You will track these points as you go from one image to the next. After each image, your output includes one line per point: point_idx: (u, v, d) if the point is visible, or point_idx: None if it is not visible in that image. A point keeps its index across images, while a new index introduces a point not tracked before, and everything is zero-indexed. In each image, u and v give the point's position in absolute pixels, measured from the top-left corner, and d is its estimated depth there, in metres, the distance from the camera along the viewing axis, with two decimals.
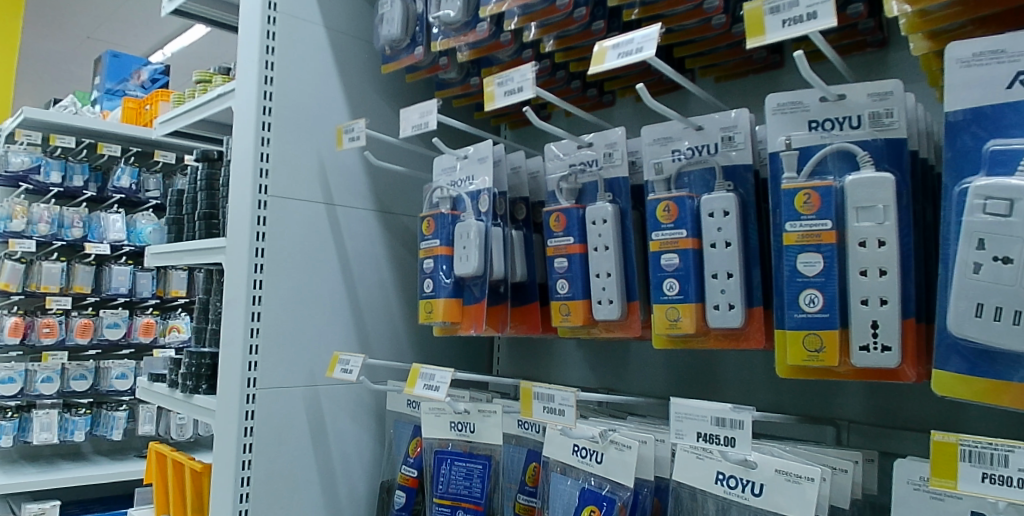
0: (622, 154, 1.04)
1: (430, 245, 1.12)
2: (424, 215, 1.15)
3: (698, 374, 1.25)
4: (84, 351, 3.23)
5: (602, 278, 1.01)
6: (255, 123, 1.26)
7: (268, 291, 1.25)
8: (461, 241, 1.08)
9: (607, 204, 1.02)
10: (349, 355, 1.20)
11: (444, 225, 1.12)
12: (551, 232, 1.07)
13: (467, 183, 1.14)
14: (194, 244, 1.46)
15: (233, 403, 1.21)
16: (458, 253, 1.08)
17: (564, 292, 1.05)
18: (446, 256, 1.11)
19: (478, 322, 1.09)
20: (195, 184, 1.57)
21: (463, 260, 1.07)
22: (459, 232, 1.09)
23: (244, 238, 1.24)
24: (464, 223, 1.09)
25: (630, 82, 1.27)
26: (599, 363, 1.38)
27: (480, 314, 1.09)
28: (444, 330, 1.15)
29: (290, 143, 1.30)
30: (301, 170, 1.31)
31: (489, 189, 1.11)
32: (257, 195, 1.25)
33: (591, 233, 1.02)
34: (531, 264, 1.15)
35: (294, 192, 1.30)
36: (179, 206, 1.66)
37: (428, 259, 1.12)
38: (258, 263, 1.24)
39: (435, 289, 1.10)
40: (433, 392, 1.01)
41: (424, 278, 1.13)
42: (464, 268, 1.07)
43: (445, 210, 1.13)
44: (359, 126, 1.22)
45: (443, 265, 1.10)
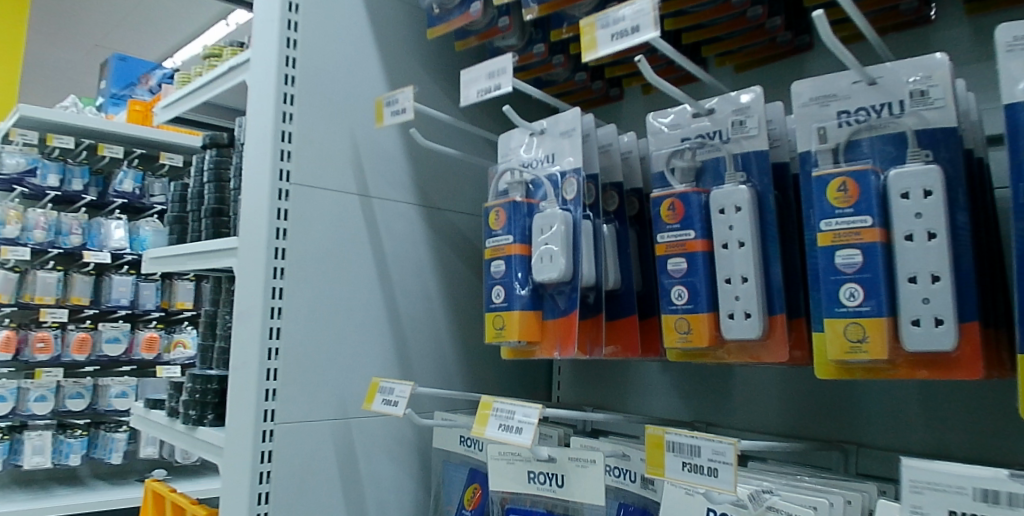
0: (759, 121, 0.79)
1: (499, 243, 0.87)
2: (490, 204, 0.90)
3: (827, 406, 0.99)
4: (81, 367, 2.99)
5: (735, 285, 0.76)
6: (275, 95, 1.03)
7: (290, 301, 1.01)
8: (541, 236, 0.84)
9: (741, 186, 0.77)
10: (390, 383, 0.95)
11: (516, 215, 0.87)
12: (661, 224, 0.82)
13: (548, 161, 0.90)
14: (200, 246, 1.21)
15: (246, 441, 0.97)
16: (538, 252, 0.84)
17: (682, 303, 0.80)
18: (521, 256, 0.86)
19: (565, 343, 0.84)
20: (202, 176, 1.32)
21: (546, 262, 0.83)
22: (539, 225, 0.85)
23: (260, 235, 1.00)
24: (545, 214, 0.85)
25: (733, 45, 1.03)
26: (691, 391, 1.12)
27: (567, 333, 0.84)
28: (514, 352, 0.90)
29: (318, 120, 1.06)
30: (331, 154, 1.07)
31: (577, 169, 0.86)
32: (277, 182, 1.01)
33: (720, 225, 0.77)
34: (627, 267, 0.90)
35: (322, 180, 1.06)
36: (183, 203, 1.42)
37: (496, 261, 0.88)
38: (278, 267, 1.00)
39: (508, 299, 0.85)
40: (512, 435, 0.75)
41: (490, 285, 0.88)
42: (547, 273, 0.83)
43: (519, 198, 0.88)
44: (406, 95, 0.98)
45: (517, 268, 0.86)
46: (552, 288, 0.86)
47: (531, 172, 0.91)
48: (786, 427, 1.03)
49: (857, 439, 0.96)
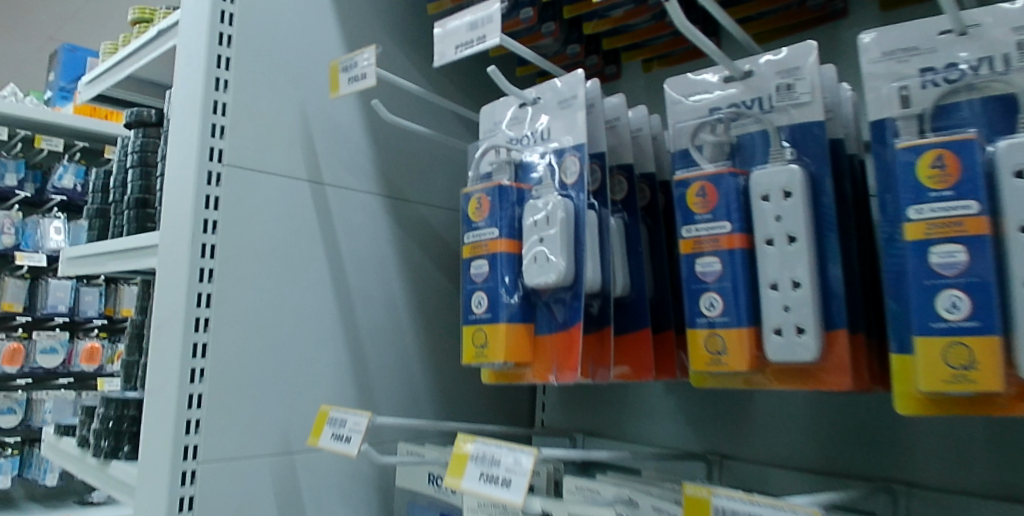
0: (813, 85, 0.62)
1: (481, 238, 0.70)
2: (468, 189, 0.72)
3: (868, 432, 0.80)
4: (14, 381, 2.72)
5: (782, 292, 0.61)
6: (205, 57, 0.83)
7: (220, 310, 0.81)
8: (536, 231, 0.67)
9: (792, 166, 0.61)
10: (341, 413, 0.76)
11: (504, 203, 0.69)
12: (687, 215, 0.65)
13: (542, 137, 0.72)
14: (119, 243, 1.01)
15: (160, 486, 0.77)
16: (532, 250, 0.67)
17: (714, 315, 0.63)
18: (509, 255, 0.69)
19: (563, 365, 0.67)
20: (125, 161, 1.12)
21: (542, 263, 0.66)
22: (533, 216, 0.68)
23: (184, 228, 0.81)
24: (540, 202, 0.68)
25: (751, 10, 0.85)
26: (697, 417, 0.93)
27: (566, 352, 0.67)
28: (497, 375, 0.72)
29: (259, 89, 0.87)
30: (276, 131, 0.88)
31: (581, 146, 0.68)
32: (205, 163, 0.82)
33: (763, 216, 0.62)
34: (638, 268, 0.73)
35: (265, 163, 0.87)
36: (106, 194, 1.21)
37: (476, 260, 0.70)
38: (205, 268, 0.80)
39: (492, 309, 0.68)
40: (497, 492, 0.57)
41: (469, 291, 0.70)
42: (544, 276, 0.65)
43: (507, 182, 0.71)
44: (366, 57, 0.79)
45: (503, 269, 0.68)
46: (547, 295, 0.69)
47: (520, 151, 0.73)
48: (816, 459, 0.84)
49: (908, 476, 0.77)
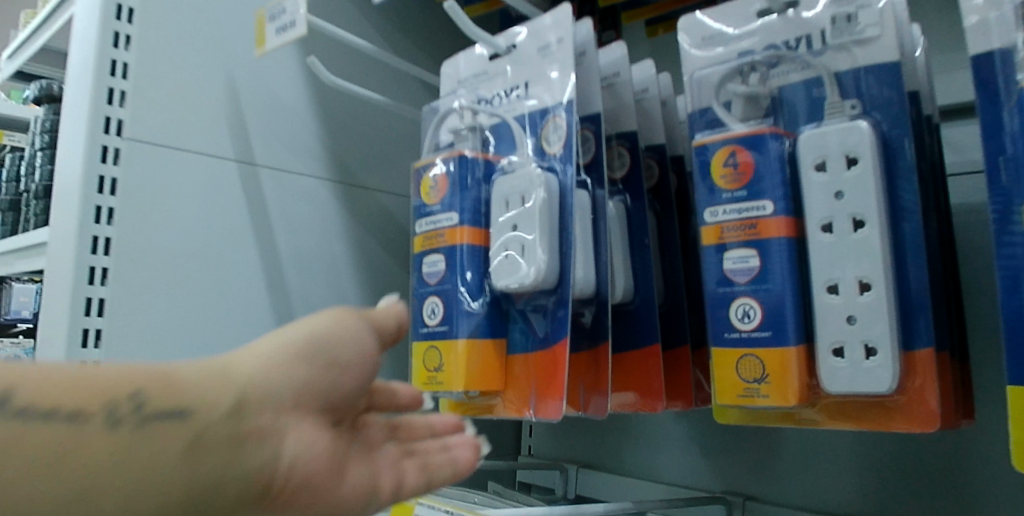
0: (884, 15, 0.46)
1: (437, 225, 0.53)
2: (421, 161, 0.55)
3: (919, 483, 0.62)
4: None
5: (846, 297, 0.44)
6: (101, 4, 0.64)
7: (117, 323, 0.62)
8: (508, 216, 0.50)
9: (860, 124, 0.45)
10: None
11: (466, 179, 0.53)
12: (710, 191, 0.48)
13: (519, 94, 0.55)
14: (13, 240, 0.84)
15: None
16: (503, 241, 0.50)
17: (750, 329, 0.46)
18: (474, 248, 0.52)
19: (543, 394, 0.50)
20: (33, 143, 0.95)
21: (517, 259, 0.49)
22: (505, 196, 0.51)
23: (68, 219, 0.61)
24: (515, 177, 0.51)
25: None
26: (713, 447, 0.76)
27: (547, 377, 0.50)
28: (460, 406, 0.56)
29: (173, 46, 0.68)
30: (195, 100, 0.69)
31: (568, 104, 0.52)
32: (99, 138, 0.62)
33: (818, 192, 0.45)
34: (645, 266, 0.56)
35: (180, 140, 0.68)
36: (17, 183, 1.03)
37: (431, 256, 0.53)
38: (98, 268, 0.61)
39: (450, 320, 0.51)
40: None
41: (421, 295, 0.54)
42: (518, 276, 0.49)
43: (471, 152, 0.54)
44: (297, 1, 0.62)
45: (465, 267, 0.52)
46: (523, 302, 0.52)
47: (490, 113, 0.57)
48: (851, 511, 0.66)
49: None
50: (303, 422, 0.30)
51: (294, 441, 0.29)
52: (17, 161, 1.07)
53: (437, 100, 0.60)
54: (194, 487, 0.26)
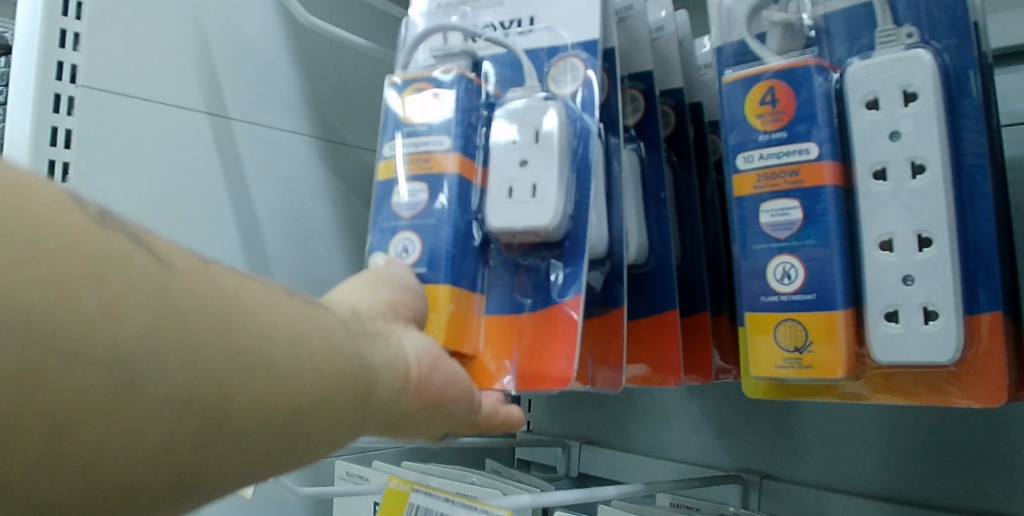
0: None
1: (424, 148, 0.46)
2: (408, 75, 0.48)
3: (948, 450, 0.58)
4: None
5: (901, 254, 0.38)
6: None
7: None
8: (517, 149, 0.44)
9: (921, 52, 0.39)
10: None
11: (467, 105, 0.46)
12: (744, 133, 0.42)
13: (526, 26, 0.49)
14: None
15: None
16: (508, 176, 0.44)
17: (791, 291, 0.40)
18: (463, 181, 0.46)
19: (533, 357, 0.44)
20: None
21: (525, 201, 0.43)
22: (513, 128, 0.45)
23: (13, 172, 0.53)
24: (527, 109, 0.45)
25: None
26: (729, 426, 0.71)
27: (542, 341, 0.44)
28: None
29: None
30: (157, 42, 0.62)
31: (592, 40, 0.46)
32: (49, 82, 0.55)
33: (869, 135, 0.39)
34: (661, 224, 0.50)
35: (140, 85, 0.61)
36: None
37: (414, 184, 0.46)
38: None
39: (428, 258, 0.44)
40: None
41: (391, 229, 0.46)
42: (524, 218, 0.43)
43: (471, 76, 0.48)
44: None
45: (453, 200, 0.45)
46: (516, 255, 0.47)
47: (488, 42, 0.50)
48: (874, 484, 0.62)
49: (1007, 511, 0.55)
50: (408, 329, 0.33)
51: (421, 342, 0.33)
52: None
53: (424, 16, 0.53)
54: (369, 349, 0.28)
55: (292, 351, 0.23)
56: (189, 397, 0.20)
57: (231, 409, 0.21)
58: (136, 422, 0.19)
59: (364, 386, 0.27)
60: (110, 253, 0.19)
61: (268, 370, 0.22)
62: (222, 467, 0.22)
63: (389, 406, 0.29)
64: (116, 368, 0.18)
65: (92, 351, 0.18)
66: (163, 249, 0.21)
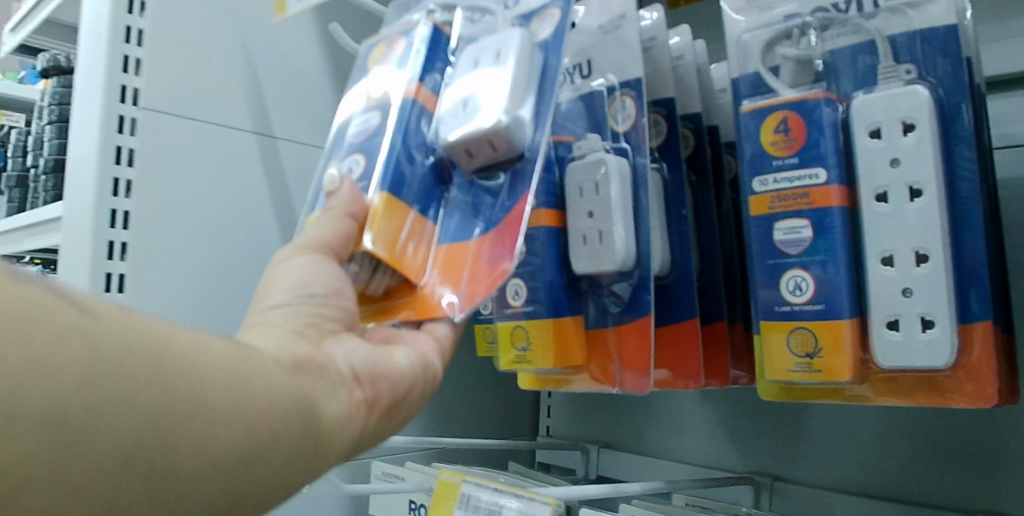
0: None
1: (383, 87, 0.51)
2: (391, 37, 0.55)
3: (941, 452, 0.62)
4: None
5: (902, 269, 0.42)
6: None
7: (137, 295, 0.60)
8: (476, 73, 0.47)
9: (917, 87, 0.43)
10: None
11: (431, 53, 0.51)
12: (759, 158, 0.46)
13: (510, 1, 0.52)
14: (19, 217, 0.81)
15: None
16: (466, 96, 0.46)
17: (801, 302, 0.44)
18: (416, 105, 0.49)
19: (467, 277, 0.44)
20: (39, 118, 0.92)
21: (475, 111, 0.45)
22: (475, 59, 0.48)
23: (83, 189, 0.59)
24: (492, 43, 0.48)
25: None
26: (740, 431, 0.75)
27: (482, 258, 0.44)
28: (538, 381, 0.56)
29: (188, 12, 0.66)
30: (212, 68, 0.68)
31: None
32: (115, 106, 0.60)
33: (874, 162, 0.43)
34: (682, 239, 0.54)
35: (195, 108, 0.66)
36: (23, 160, 1.00)
37: (369, 113, 0.51)
38: (116, 242, 0.59)
39: (370, 168, 0.48)
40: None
41: (346, 155, 0.51)
42: (474, 123, 0.44)
43: (441, 34, 0.52)
44: None
45: (401, 119, 0.49)
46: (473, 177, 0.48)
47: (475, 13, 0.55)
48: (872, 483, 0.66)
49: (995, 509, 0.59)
50: (341, 338, 0.41)
51: (347, 360, 0.39)
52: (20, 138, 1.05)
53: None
54: (307, 376, 0.34)
55: (237, 386, 0.28)
56: (130, 446, 0.24)
57: (176, 451, 0.25)
58: (82, 470, 0.23)
59: (304, 416, 0.32)
60: (39, 314, 0.23)
61: (206, 411, 0.26)
62: (179, 503, 0.26)
63: (330, 432, 0.34)
64: (58, 429, 0.22)
65: (34, 413, 0.21)
66: (92, 309, 0.25)
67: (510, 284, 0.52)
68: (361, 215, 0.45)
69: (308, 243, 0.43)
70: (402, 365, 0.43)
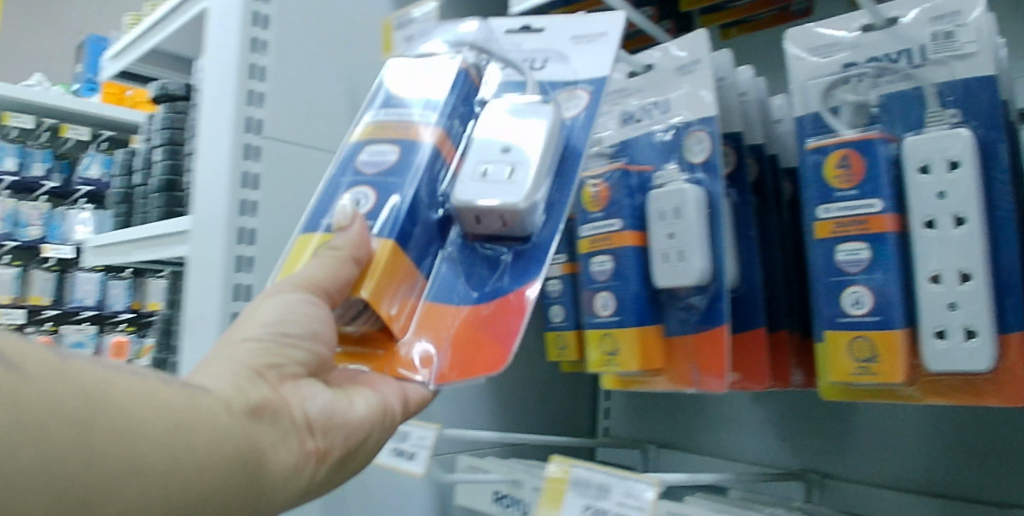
0: (984, 33, 0.51)
1: (395, 118, 0.53)
2: (410, 70, 0.56)
3: (978, 452, 0.68)
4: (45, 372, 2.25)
5: (949, 286, 0.49)
6: (241, 12, 0.70)
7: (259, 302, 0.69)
8: (501, 138, 0.50)
9: (961, 131, 0.50)
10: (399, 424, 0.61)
11: (451, 96, 0.54)
12: (824, 189, 0.54)
13: (535, 63, 0.59)
14: (138, 230, 0.90)
15: None
16: (485, 161, 0.49)
17: (860, 313, 0.52)
18: (435, 152, 0.51)
19: (467, 351, 0.46)
20: (149, 139, 1.01)
21: (500, 181, 0.47)
22: (496, 126, 0.51)
23: (217, 208, 0.68)
24: (516, 114, 0.51)
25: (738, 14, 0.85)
26: (789, 431, 0.81)
27: (478, 330, 0.47)
28: (620, 383, 0.64)
29: (302, 52, 0.75)
30: (321, 100, 0.76)
31: (599, 81, 0.55)
32: (243, 135, 0.69)
33: (925, 193, 0.50)
34: (750, 256, 0.61)
35: (308, 135, 0.75)
36: (129, 178, 1.10)
37: (381, 145, 0.52)
38: (244, 255, 0.68)
39: (379, 206, 0.49)
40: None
41: (352, 183, 0.52)
42: (491, 193, 0.47)
43: (465, 74, 0.55)
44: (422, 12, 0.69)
45: (420, 164, 0.50)
46: (478, 242, 0.51)
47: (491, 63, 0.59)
48: (913, 480, 0.72)
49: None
50: (302, 384, 0.44)
51: (310, 402, 0.43)
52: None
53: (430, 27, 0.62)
54: (259, 429, 0.38)
55: (176, 439, 0.33)
56: (56, 505, 0.28)
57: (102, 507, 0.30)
58: None
59: (246, 465, 0.37)
60: None
61: (138, 467, 0.31)
62: None
63: (272, 479, 0.39)
64: None
65: None
66: (28, 362, 0.29)
67: (599, 296, 0.61)
68: (364, 259, 0.46)
69: (306, 282, 0.44)
70: (361, 414, 0.45)
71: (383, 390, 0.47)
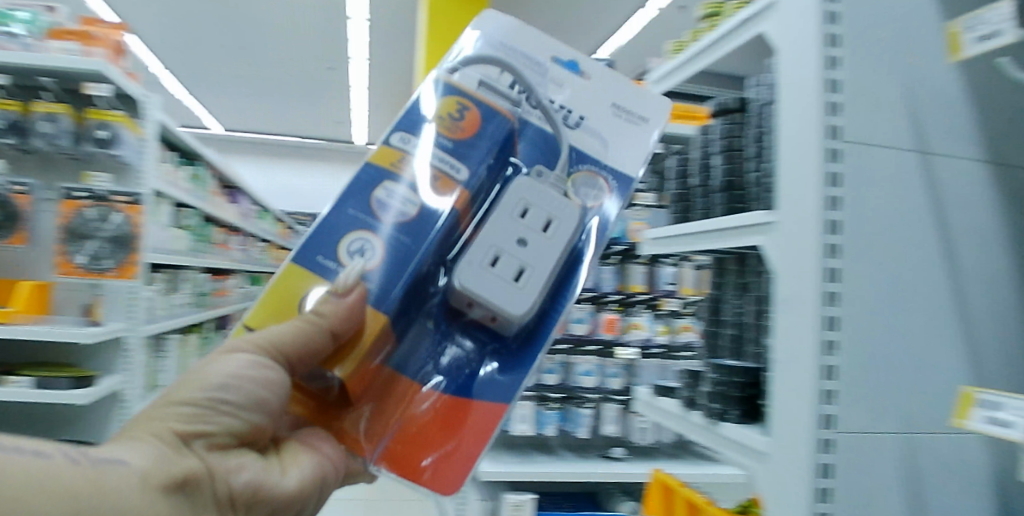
0: None
1: (442, 164, 0.99)
2: (434, 107, 1.02)
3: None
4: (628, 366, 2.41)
5: None
6: (819, 98, 1.11)
7: (847, 279, 1.11)
8: (518, 235, 0.97)
9: None
10: (992, 399, 0.93)
11: (473, 151, 1.00)
12: None
13: (570, 124, 1.04)
14: (722, 227, 1.45)
15: (803, 408, 1.09)
16: (512, 252, 0.96)
17: None
18: (453, 209, 0.97)
19: (402, 450, 0.95)
20: (729, 145, 1.58)
21: (519, 285, 0.94)
22: (491, 236, 0.97)
23: (811, 220, 1.10)
24: (526, 197, 0.98)
25: None
26: None
27: (413, 434, 0.95)
28: None
29: (871, 108, 1.15)
30: (889, 138, 1.17)
31: (627, 190, 1.02)
32: (828, 172, 1.11)
33: None
34: None
35: (876, 163, 1.15)
36: (704, 178, 1.69)
37: (409, 190, 0.97)
38: (833, 245, 1.10)
39: (371, 255, 0.94)
40: None
41: (382, 215, 0.96)
42: (502, 299, 0.93)
43: (507, 122, 1.01)
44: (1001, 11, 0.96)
45: (414, 227, 0.96)
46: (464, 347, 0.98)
47: (530, 108, 1.04)
48: None
49: None
50: (227, 449, 0.90)
51: (240, 471, 0.89)
52: (763, 142, 1.51)
53: (493, 57, 1.05)
54: (178, 496, 0.81)
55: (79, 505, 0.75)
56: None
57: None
58: None
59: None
60: None
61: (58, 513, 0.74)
62: None
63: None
64: None
65: None
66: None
67: None
68: (339, 335, 0.91)
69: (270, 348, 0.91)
70: (292, 483, 0.94)
71: (316, 461, 0.95)
